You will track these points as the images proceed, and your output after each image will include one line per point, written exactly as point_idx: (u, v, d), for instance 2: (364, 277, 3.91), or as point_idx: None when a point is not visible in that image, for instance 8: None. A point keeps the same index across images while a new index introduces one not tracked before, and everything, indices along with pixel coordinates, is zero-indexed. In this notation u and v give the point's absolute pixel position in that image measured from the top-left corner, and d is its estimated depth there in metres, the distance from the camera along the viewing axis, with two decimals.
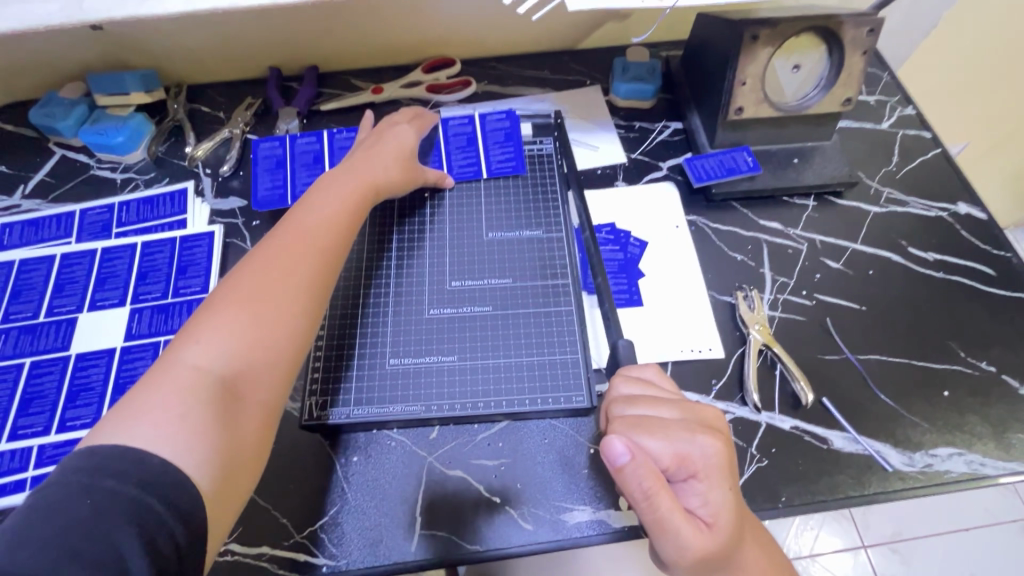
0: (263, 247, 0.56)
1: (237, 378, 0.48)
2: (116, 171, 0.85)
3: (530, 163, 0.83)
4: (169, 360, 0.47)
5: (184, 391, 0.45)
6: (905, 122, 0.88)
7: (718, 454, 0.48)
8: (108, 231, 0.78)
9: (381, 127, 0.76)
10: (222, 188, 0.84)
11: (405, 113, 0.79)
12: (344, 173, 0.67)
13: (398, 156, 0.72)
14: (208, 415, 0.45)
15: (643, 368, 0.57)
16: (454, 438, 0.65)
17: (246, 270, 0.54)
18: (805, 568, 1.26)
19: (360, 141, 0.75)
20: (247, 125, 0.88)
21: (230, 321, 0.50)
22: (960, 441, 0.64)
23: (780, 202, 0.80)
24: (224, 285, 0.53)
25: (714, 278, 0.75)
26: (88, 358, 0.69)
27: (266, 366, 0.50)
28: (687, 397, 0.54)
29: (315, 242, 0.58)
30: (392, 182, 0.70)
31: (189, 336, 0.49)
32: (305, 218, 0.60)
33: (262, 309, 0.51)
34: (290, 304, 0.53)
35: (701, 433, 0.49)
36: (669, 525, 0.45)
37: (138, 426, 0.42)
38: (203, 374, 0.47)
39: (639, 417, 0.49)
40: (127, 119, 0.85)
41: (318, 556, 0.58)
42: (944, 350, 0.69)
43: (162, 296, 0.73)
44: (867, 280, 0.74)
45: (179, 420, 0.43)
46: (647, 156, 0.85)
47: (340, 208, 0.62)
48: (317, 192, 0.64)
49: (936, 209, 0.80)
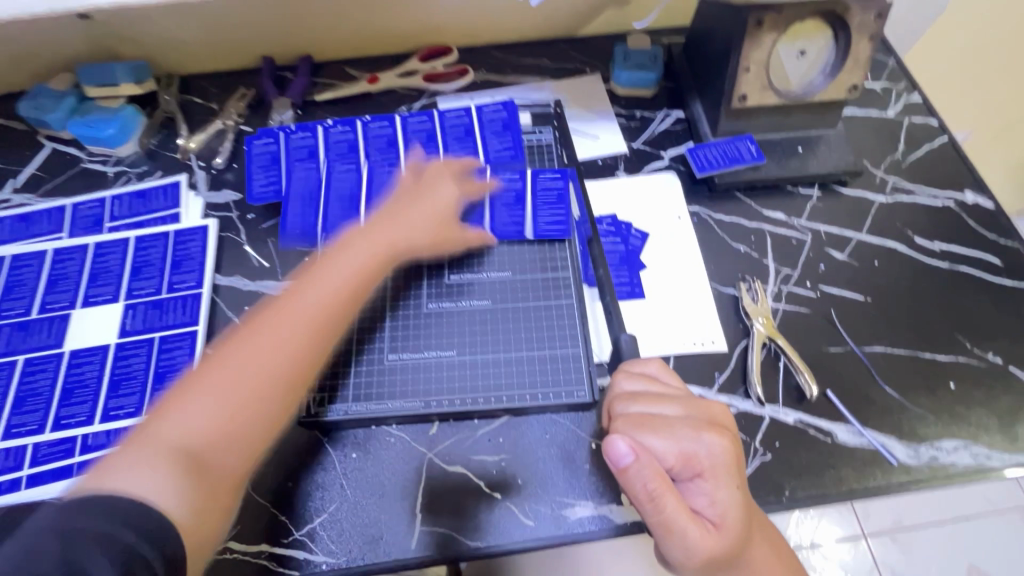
0: (265, 314, 0.56)
1: (211, 452, 0.49)
2: (108, 164, 0.83)
3: (529, 153, 0.82)
4: (158, 423, 0.50)
5: (158, 456, 0.47)
6: (911, 109, 0.86)
7: (723, 452, 0.49)
8: (100, 226, 0.77)
9: (424, 180, 0.71)
10: (215, 181, 0.82)
11: (455, 166, 0.73)
12: (364, 234, 0.64)
13: (428, 214, 0.68)
14: (177, 479, 0.46)
15: (647, 363, 0.57)
16: (454, 434, 0.64)
17: (245, 338, 0.55)
18: (806, 558, 1.26)
19: (402, 190, 0.70)
20: (240, 116, 0.87)
21: (216, 392, 0.51)
22: (966, 434, 0.63)
23: (784, 191, 0.79)
24: (222, 350, 0.54)
25: (716, 270, 0.74)
26: (81, 355, 0.68)
27: (239, 441, 0.51)
28: (693, 392, 0.54)
29: (311, 317, 0.56)
30: (417, 243, 0.66)
31: (181, 400, 0.51)
32: (311, 284, 0.58)
33: (246, 384, 0.52)
34: (275, 386, 0.53)
35: (706, 431, 0.49)
36: (675, 525, 0.46)
37: (123, 473, 0.45)
38: (181, 444, 0.48)
39: (643, 416, 0.50)
40: (117, 110, 0.83)
41: (317, 554, 0.58)
42: (950, 341, 0.68)
43: (156, 291, 0.72)
44: (872, 271, 0.73)
45: (150, 478, 0.45)
46: (648, 145, 0.84)
47: (347, 274, 0.60)
48: (333, 254, 0.62)
49: (942, 198, 0.79)
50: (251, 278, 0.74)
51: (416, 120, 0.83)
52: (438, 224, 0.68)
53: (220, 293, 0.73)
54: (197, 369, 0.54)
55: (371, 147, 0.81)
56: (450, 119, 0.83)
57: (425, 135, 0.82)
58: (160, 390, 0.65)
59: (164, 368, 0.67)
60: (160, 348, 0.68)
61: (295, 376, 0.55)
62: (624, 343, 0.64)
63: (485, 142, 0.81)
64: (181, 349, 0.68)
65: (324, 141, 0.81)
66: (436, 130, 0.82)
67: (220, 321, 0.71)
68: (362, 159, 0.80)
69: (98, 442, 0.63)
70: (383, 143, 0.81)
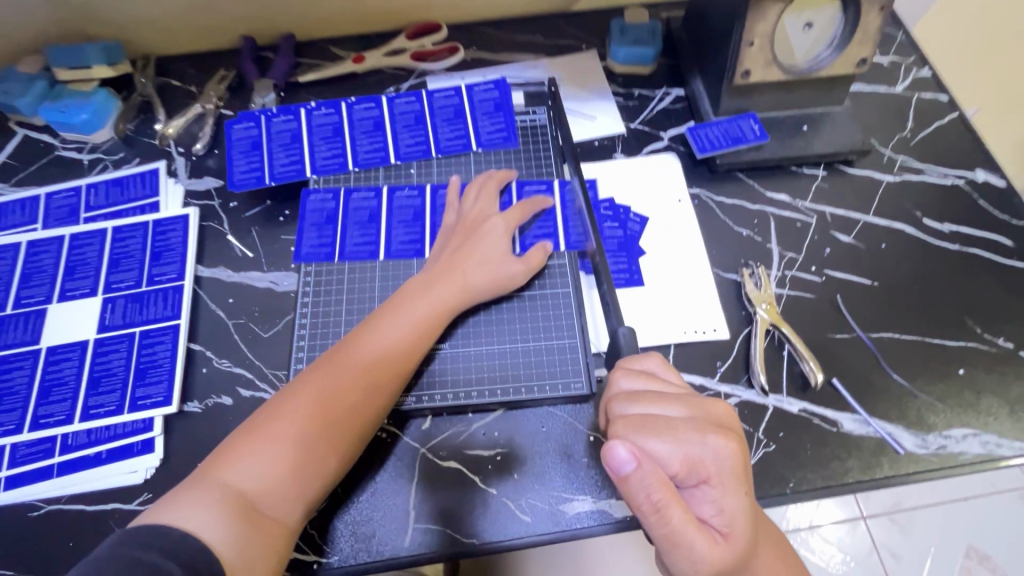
0: (336, 362, 0.56)
1: (273, 505, 0.50)
2: (82, 151, 0.80)
3: (522, 135, 0.78)
4: (223, 467, 0.50)
5: (222, 503, 0.48)
6: (920, 85, 0.83)
7: (732, 456, 0.44)
8: (75, 216, 0.74)
9: (472, 217, 0.68)
10: (196, 168, 0.78)
11: (495, 190, 0.71)
12: (427, 282, 0.63)
13: (488, 257, 0.65)
14: (238, 529, 0.47)
15: (644, 359, 0.52)
16: (449, 428, 0.62)
17: (314, 387, 0.54)
18: (804, 541, 1.19)
19: (449, 230, 0.69)
20: (220, 99, 0.83)
21: (284, 444, 0.51)
22: (976, 422, 0.61)
23: (788, 172, 0.76)
24: (289, 395, 0.54)
25: (718, 255, 0.71)
26: (59, 352, 0.65)
27: (300, 497, 0.51)
28: (694, 391, 0.50)
29: (379, 375, 0.56)
30: (477, 288, 0.64)
31: (248, 443, 0.51)
32: (380, 338, 0.58)
33: (315, 441, 0.52)
34: (331, 442, 0.53)
35: (713, 434, 0.45)
36: (681, 538, 0.42)
37: (188, 504, 0.47)
38: (246, 493, 0.49)
39: (645, 419, 0.45)
40: (90, 94, 0.79)
41: (307, 553, 0.56)
42: (960, 326, 0.66)
43: (136, 284, 0.69)
44: (879, 254, 0.71)
45: (213, 524, 0.46)
46: (647, 125, 0.80)
47: (414, 328, 0.60)
48: (399, 305, 0.61)
49: (952, 177, 0.76)
50: (235, 269, 0.71)
51: (403, 101, 0.79)
52: (497, 266, 0.65)
53: (203, 284, 0.70)
54: (264, 411, 0.54)
55: (356, 130, 0.77)
56: (438, 100, 0.79)
57: (413, 118, 0.78)
58: (141, 387, 0.63)
59: (145, 364, 0.64)
60: (141, 343, 0.66)
61: (356, 440, 0.55)
62: (621, 336, 0.57)
63: (476, 123, 0.78)
64: (163, 344, 0.65)
65: (307, 124, 0.77)
66: (425, 112, 0.78)
67: (203, 313, 0.69)
68: (347, 142, 0.77)
69: (79, 442, 0.61)
70: (368, 126, 0.78)
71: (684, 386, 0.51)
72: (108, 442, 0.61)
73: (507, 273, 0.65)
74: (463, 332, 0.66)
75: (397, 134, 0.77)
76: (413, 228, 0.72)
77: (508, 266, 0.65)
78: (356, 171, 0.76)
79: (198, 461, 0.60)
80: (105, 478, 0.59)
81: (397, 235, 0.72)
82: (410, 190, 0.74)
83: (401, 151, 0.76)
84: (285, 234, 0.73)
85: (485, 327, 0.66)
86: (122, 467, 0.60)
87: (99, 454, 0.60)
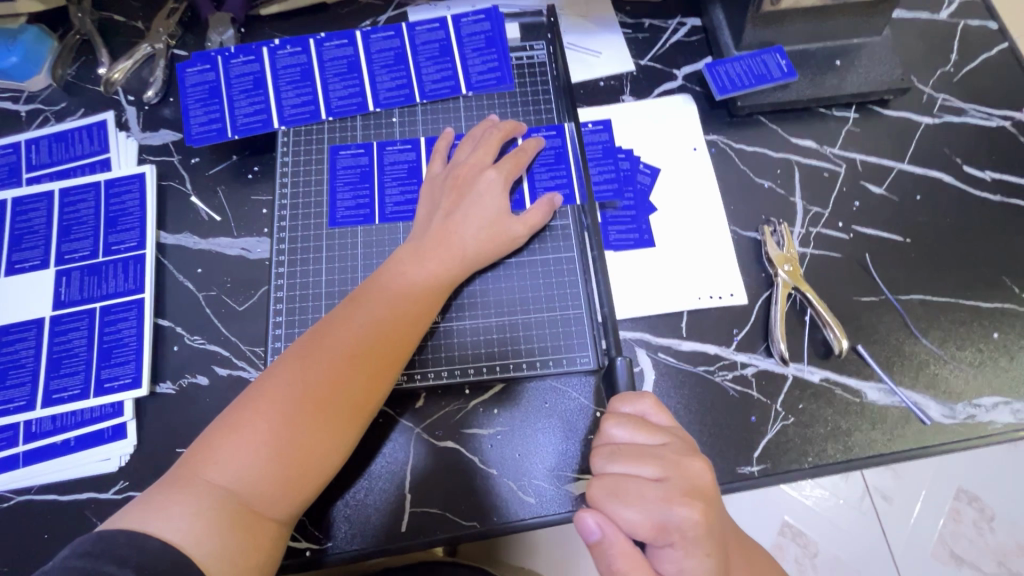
0: (326, 339, 0.50)
1: (269, 505, 0.45)
2: (18, 101, 0.70)
3: (518, 74, 0.69)
4: (207, 464, 0.44)
5: (209, 507, 0.42)
6: (968, 10, 0.73)
7: (698, 525, 0.41)
8: (17, 177, 0.66)
9: (465, 171, 0.60)
10: (150, 119, 0.69)
11: (497, 142, 0.62)
12: (421, 248, 0.57)
13: (487, 217, 0.58)
14: (231, 536, 0.42)
15: (637, 401, 0.47)
16: (445, 406, 0.57)
17: (306, 369, 0.49)
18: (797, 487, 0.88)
19: (436, 184, 0.61)
20: (172, 38, 0.72)
21: (277, 432, 0.46)
22: (1008, 389, 0.57)
23: (815, 114, 0.68)
24: (273, 378, 0.48)
25: (736, 211, 0.64)
26: (13, 332, 0.60)
27: (298, 494, 0.46)
28: (679, 445, 0.45)
29: (377, 353, 0.51)
30: (474, 253, 0.57)
31: (234, 435, 0.45)
32: (374, 312, 0.52)
33: (313, 427, 0.47)
34: (328, 427, 0.47)
35: (681, 502, 0.41)
36: None
37: (155, 518, 0.41)
38: (236, 491, 0.44)
39: (618, 482, 0.42)
40: (17, 34, 0.69)
41: (300, 540, 0.53)
42: (997, 286, 0.61)
43: (92, 254, 0.62)
44: (913, 207, 0.64)
45: (199, 531, 0.41)
46: (659, 62, 0.71)
47: (411, 298, 0.54)
48: (390, 273, 0.55)
49: (997, 118, 0.68)
50: (201, 235, 0.64)
51: (381, 36, 0.69)
52: (496, 228, 0.58)
53: (166, 253, 0.63)
54: (248, 396, 0.48)
55: (328, 72, 0.68)
56: (421, 35, 0.69)
57: (393, 56, 0.68)
58: (107, 368, 0.58)
59: (110, 344, 0.59)
60: (103, 321, 0.60)
61: (358, 428, 0.50)
62: (618, 370, 0.52)
63: (465, 61, 0.68)
64: (126, 321, 0.59)
65: (272, 68, 0.68)
66: (406, 49, 0.69)
67: (169, 286, 0.62)
68: (318, 86, 0.67)
69: (43, 429, 0.56)
70: (342, 67, 0.68)
71: (676, 433, 0.46)
72: (76, 428, 0.56)
73: (507, 236, 0.59)
74: (462, 297, 0.60)
75: (375, 76, 0.68)
76: (408, 186, 0.64)
77: (506, 227, 0.59)
78: (331, 120, 0.67)
79: (176, 446, 0.56)
80: (75, 466, 0.55)
81: (390, 195, 0.64)
82: (402, 144, 0.66)
83: (380, 96, 0.67)
84: (256, 194, 0.66)
85: (488, 290, 0.60)
86: (93, 454, 0.55)
87: (67, 441, 0.56)
